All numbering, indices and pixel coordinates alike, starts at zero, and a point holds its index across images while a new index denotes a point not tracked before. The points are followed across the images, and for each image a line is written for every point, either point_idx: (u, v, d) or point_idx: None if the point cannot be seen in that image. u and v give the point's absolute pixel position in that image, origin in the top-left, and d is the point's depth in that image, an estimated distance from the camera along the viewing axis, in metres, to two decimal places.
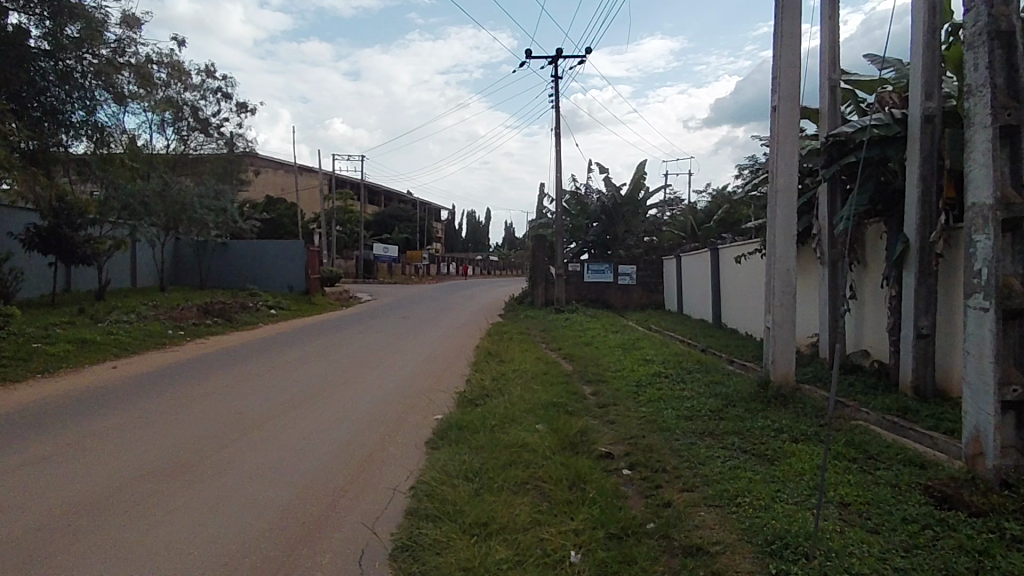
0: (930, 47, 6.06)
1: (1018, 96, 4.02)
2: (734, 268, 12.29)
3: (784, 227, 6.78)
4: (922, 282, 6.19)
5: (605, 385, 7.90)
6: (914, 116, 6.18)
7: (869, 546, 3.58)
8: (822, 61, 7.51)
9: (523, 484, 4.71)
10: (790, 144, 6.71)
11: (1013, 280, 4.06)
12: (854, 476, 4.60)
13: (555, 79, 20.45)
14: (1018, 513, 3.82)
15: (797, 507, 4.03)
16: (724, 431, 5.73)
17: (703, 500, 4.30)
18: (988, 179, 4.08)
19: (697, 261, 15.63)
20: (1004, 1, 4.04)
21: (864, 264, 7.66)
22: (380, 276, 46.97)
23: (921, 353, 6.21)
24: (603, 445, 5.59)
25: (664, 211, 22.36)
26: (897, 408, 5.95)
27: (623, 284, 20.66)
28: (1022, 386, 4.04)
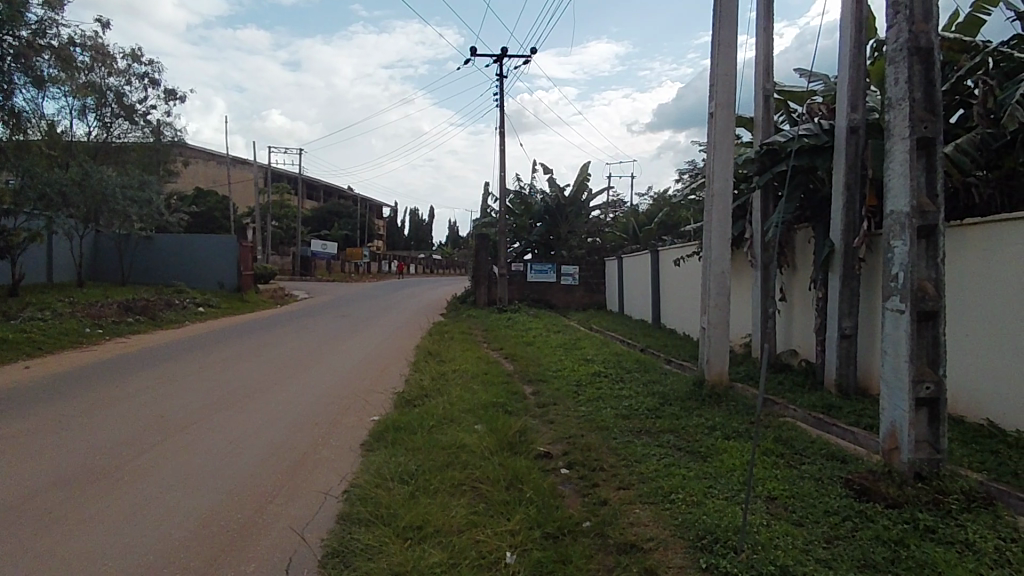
0: (856, 62, 6.36)
1: (934, 109, 4.25)
2: (673, 269, 12.58)
3: (719, 231, 6.98)
4: (846, 285, 6.51)
5: (545, 385, 7.93)
6: (841, 127, 6.47)
7: (793, 538, 3.72)
8: (758, 71, 7.77)
9: (459, 485, 4.65)
10: (726, 149, 6.91)
11: (927, 284, 4.29)
12: (781, 471, 4.78)
13: (500, 78, 20.44)
14: (930, 504, 4.05)
15: (727, 503, 4.14)
16: (658, 429, 5.84)
17: (639, 497, 4.36)
18: (906, 187, 4.29)
19: (637, 262, 15.95)
20: (924, 18, 4.28)
21: (793, 267, 7.99)
22: (319, 274, 45.83)
23: (845, 352, 6.52)
24: (542, 445, 5.59)
25: (607, 213, 22.67)
26: (823, 405, 6.22)
27: (565, 285, 20.96)
28: (934, 384, 4.28)
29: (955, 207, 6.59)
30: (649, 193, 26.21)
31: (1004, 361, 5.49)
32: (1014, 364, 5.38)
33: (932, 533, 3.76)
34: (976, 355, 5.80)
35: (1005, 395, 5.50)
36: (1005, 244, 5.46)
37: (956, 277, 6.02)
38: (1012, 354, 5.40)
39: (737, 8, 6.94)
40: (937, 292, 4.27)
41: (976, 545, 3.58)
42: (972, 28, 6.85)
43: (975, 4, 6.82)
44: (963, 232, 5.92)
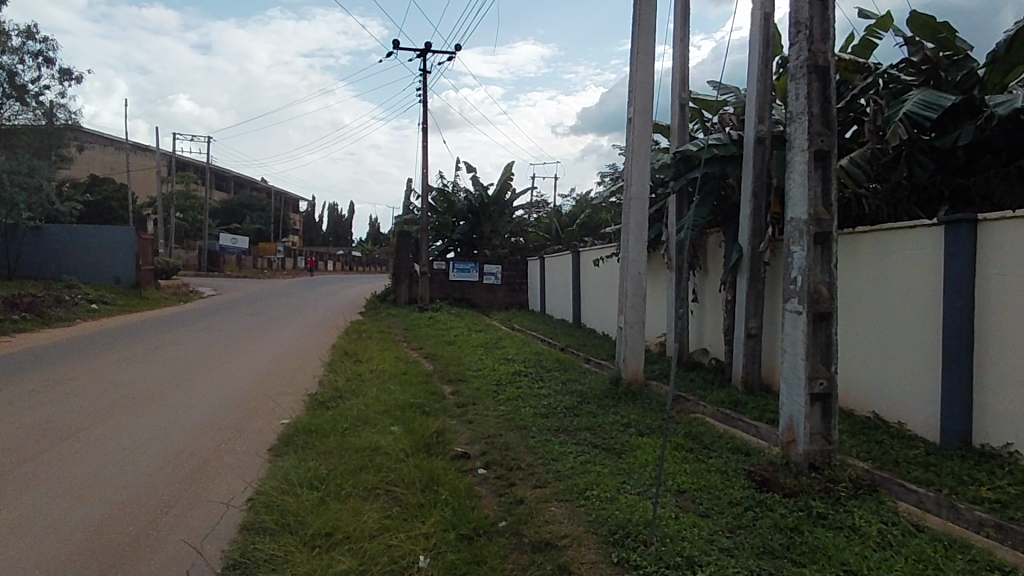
0: (763, 76, 6.72)
1: (829, 125, 4.55)
2: (593, 270, 12.87)
3: (636, 233, 7.18)
4: (753, 287, 6.87)
5: (465, 385, 7.88)
6: (749, 136, 6.81)
7: (699, 529, 3.88)
8: (674, 80, 8.05)
9: (373, 489, 4.53)
10: (643, 154, 7.11)
11: (821, 286, 4.58)
12: (690, 465, 4.98)
13: (426, 74, 20.15)
14: (822, 493, 4.35)
15: (639, 497, 4.27)
16: (576, 427, 5.95)
17: (554, 495, 4.42)
18: (805, 196, 4.57)
19: (559, 263, 16.22)
20: (822, 38, 4.57)
21: (705, 269, 8.35)
22: (229, 270, 43.58)
23: (750, 351, 6.88)
24: (460, 445, 5.56)
25: (531, 213, 22.80)
26: (729, 401, 6.54)
27: (488, 284, 21.05)
28: (827, 380, 4.59)
29: (848, 216, 7.09)
30: (572, 194, 26.59)
31: (888, 359, 5.97)
32: (896, 362, 5.87)
33: (824, 519, 4.03)
34: (865, 353, 6.29)
35: (889, 390, 5.99)
36: (890, 252, 5.95)
37: (849, 280, 6.48)
38: (895, 353, 5.89)
39: (655, 18, 7.17)
40: (830, 295, 4.57)
41: (862, 528, 3.87)
42: (866, 50, 7.40)
43: (868, 28, 7.39)
44: (855, 239, 6.39)
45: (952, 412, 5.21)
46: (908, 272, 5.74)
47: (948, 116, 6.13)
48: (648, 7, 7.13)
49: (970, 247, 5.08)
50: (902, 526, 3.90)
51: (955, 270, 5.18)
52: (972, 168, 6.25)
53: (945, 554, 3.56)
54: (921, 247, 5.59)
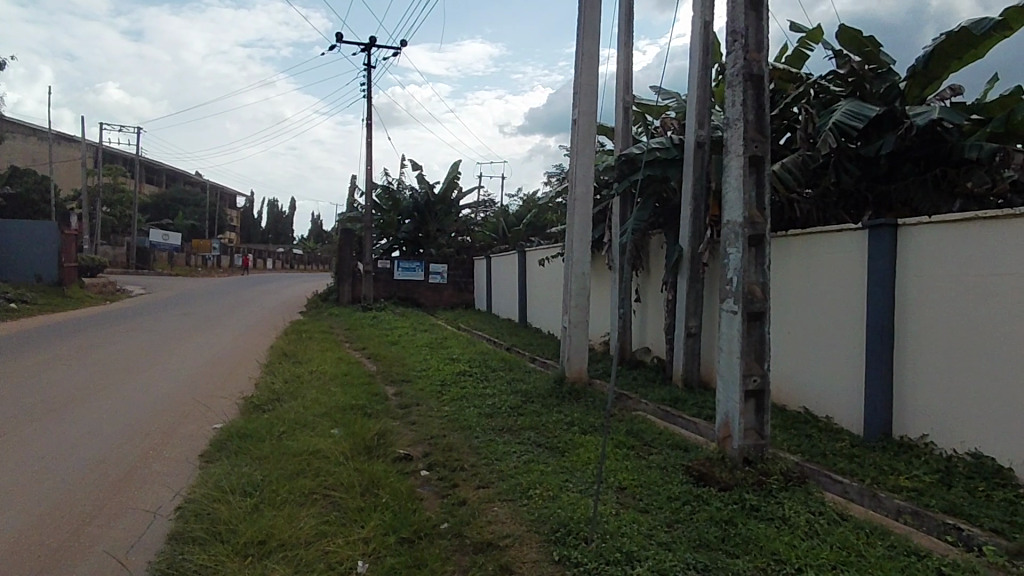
0: (703, 82, 6.92)
1: (763, 131, 4.72)
2: (539, 271, 12.97)
3: (581, 233, 7.27)
4: (693, 287, 7.06)
5: (409, 385, 7.79)
6: (689, 141, 7.00)
7: (639, 525, 3.96)
8: (618, 83, 8.19)
9: (310, 494, 4.41)
10: (588, 155, 7.20)
11: (755, 287, 4.75)
12: (630, 462, 5.08)
13: (371, 69, 19.80)
14: (755, 485, 4.51)
15: (580, 495, 4.32)
16: (520, 426, 5.98)
17: (497, 495, 4.42)
18: (740, 199, 4.73)
19: (505, 263, 16.27)
20: (757, 48, 4.73)
21: (647, 270, 8.54)
22: (161, 268, 41.60)
23: (690, 349, 7.07)
24: (402, 447, 5.49)
25: (478, 212, 22.77)
26: (670, 398, 6.70)
27: (433, 283, 20.92)
28: (760, 377, 4.77)
29: (781, 219, 7.39)
30: (518, 194, 26.72)
31: (818, 356, 6.26)
32: (825, 359, 6.16)
33: (757, 510, 4.19)
34: (797, 352, 6.56)
35: (818, 386, 6.27)
36: (819, 254, 6.23)
37: (783, 281, 6.74)
38: (824, 351, 6.17)
39: (599, 21, 7.27)
40: (763, 295, 4.74)
41: (792, 519, 4.04)
42: (798, 61, 7.73)
43: (800, 40, 7.72)
44: (788, 241, 6.66)
45: (875, 406, 5.50)
46: (835, 273, 6.03)
47: (872, 126, 6.47)
48: (592, 10, 7.22)
49: (891, 250, 5.38)
50: (828, 516, 4.09)
51: (878, 272, 5.47)
52: (893, 176, 6.62)
53: (867, 541, 3.76)
54: (847, 250, 5.87)
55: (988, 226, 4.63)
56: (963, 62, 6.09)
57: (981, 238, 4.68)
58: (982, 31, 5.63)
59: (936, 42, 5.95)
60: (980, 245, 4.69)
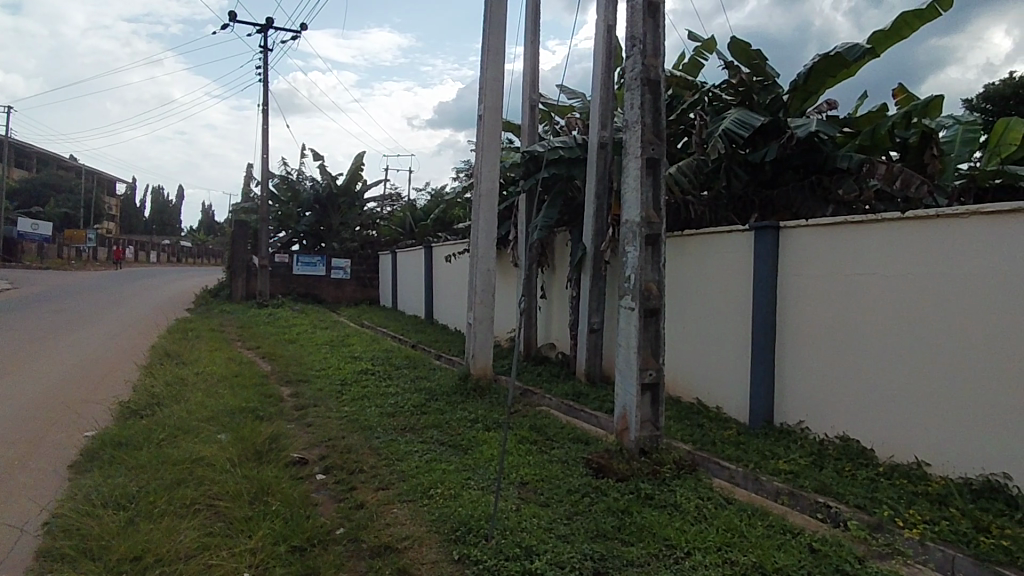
0: (606, 84, 7.10)
1: (659, 134, 4.91)
2: (445, 267, 12.89)
3: (486, 229, 7.26)
4: (595, 284, 7.25)
5: (306, 385, 7.47)
6: (592, 141, 7.16)
7: (539, 519, 4.02)
8: (524, 81, 8.24)
9: (193, 504, 4.11)
10: (493, 151, 7.19)
11: (652, 285, 4.93)
12: (532, 457, 5.14)
13: (268, 51, 18.82)
14: (650, 475, 4.70)
15: (482, 492, 4.32)
16: (422, 425, 5.89)
17: (397, 496, 4.34)
18: (638, 199, 4.89)
19: (412, 258, 16.00)
20: (653, 54, 4.91)
21: (552, 267, 8.69)
22: (25, 260, 37.44)
23: (592, 344, 7.26)
24: (296, 451, 5.26)
25: (384, 206, 22.27)
26: (573, 393, 6.85)
27: (335, 279, 20.30)
28: (655, 371, 4.96)
29: (678, 220, 7.76)
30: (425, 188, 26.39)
31: (709, 350, 6.62)
32: (715, 353, 6.52)
33: (651, 499, 4.36)
34: (691, 347, 6.90)
35: (709, 379, 6.63)
36: (710, 253, 6.59)
37: (678, 279, 7.07)
38: (714, 345, 6.53)
39: (505, 19, 7.28)
40: (659, 292, 4.94)
41: (682, 505, 4.24)
42: (693, 69, 8.13)
43: (696, 49, 8.12)
44: (682, 241, 6.99)
45: (759, 395, 5.90)
46: (725, 271, 6.40)
47: (760, 134, 6.89)
48: (498, 6, 7.20)
49: (773, 251, 5.78)
50: (715, 500, 4.33)
51: (763, 271, 5.86)
52: (777, 181, 7.10)
53: (749, 523, 4.01)
54: (736, 250, 6.25)
55: (855, 231, 5.09)
56: (837, 79, 6.62)
57: (848, 242, 5.14)
58: (854, 57, 6.10)
59: (815, 60, 6.44)
60: (848, 248, 5.15)
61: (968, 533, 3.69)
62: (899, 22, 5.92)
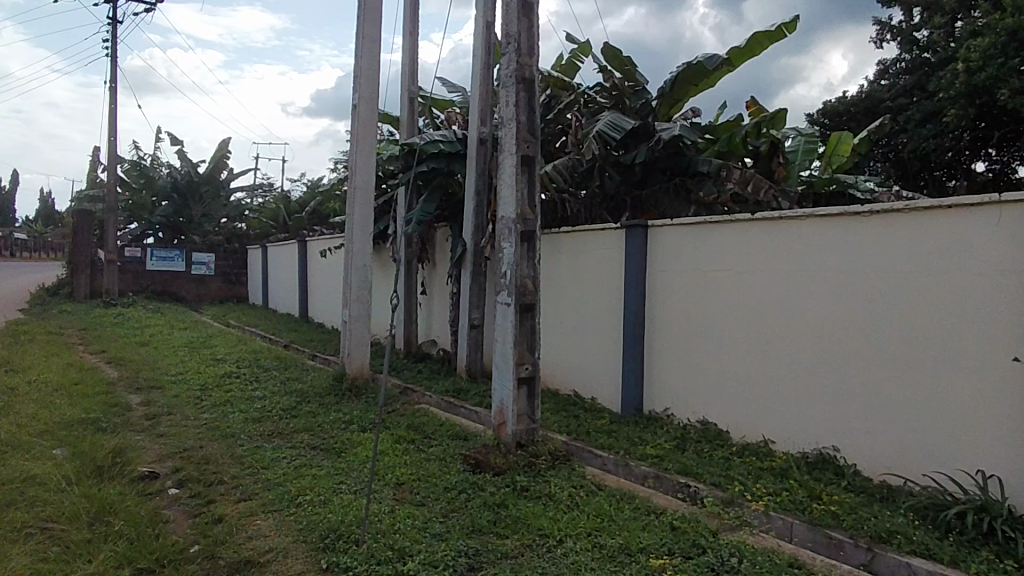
0: (485, 81, 7.13)
1: (533, 133, 5.00)
2: (320, 263, 12.43)
3: (362, 223, 7.03)
4: (475, 280, 7.25)
5: (159, 392, 6.83)
6: (472, 137, 7.15)
7: (413, 519, 3.95)
8: (403, 73, 8.07)
9: (21, 529, 3.62)
10: (369, 143, 6.98)
11: (526, 281, 5.01)
12: (409, 456, 5.05)
13: (118, 22, 17.00)
14: (526, 467, 4.80)
15: (353, 496, 4.19)
16: (291, 429, 5.62)
17: (262, 507, 4.11)
18: (513, 197, 4.95)
19: (284, 253, 15.21)
20: (528, 54, 4.98)
21: (433, 263, 8.61)
22: None
23: (474, 341, 7.28)
24: (146, 464, 4.80)
25: (254, 196, 21.08)
26: (453, 389, 6.84)
27: (196, 275, 18.82)
28: (531, 365, 5.07)
29: (555, 217, 8.06)
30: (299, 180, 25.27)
31: (584, 344, 6.87)
32: (590, 346, 6.78)
33: (526, 491, 4.45)
34: (567, 340, 7.12)
35: (584, 371, 6.88)
36: (584, 249, 6.83)
37: (556, 275, 7.27)
38: (590, 339, 6.78)
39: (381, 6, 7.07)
40: (534, 288, 5.04)
41: (556, 495, 4.36)
42: (570, 70, 8.38)
43: (573, 51, 8.38)
44: (559, 238, 7.18)
45: (630, 385, 6.21)
46: (599, 267, 6.65)
47: (631, 137, 7.23)
48: None
49: (642, 249, 6.09)
50: (586, 488, 4.50)
51: (633, 266, 6.17)
52: (646, 182, 7.48)
53: (617, 507, 4.20)
54: (609, 247, 6.52)
55: (714, 230, 5.49)
56: (698, 88, 7.11)
57: (708, 240, 5.53)
58: (713, 66, 6.60)
59: (681, 68, 6.87)
60: (708, 246, 5.54)
61: (803, 502, 4.10)
62: (751, 40, 6.48)
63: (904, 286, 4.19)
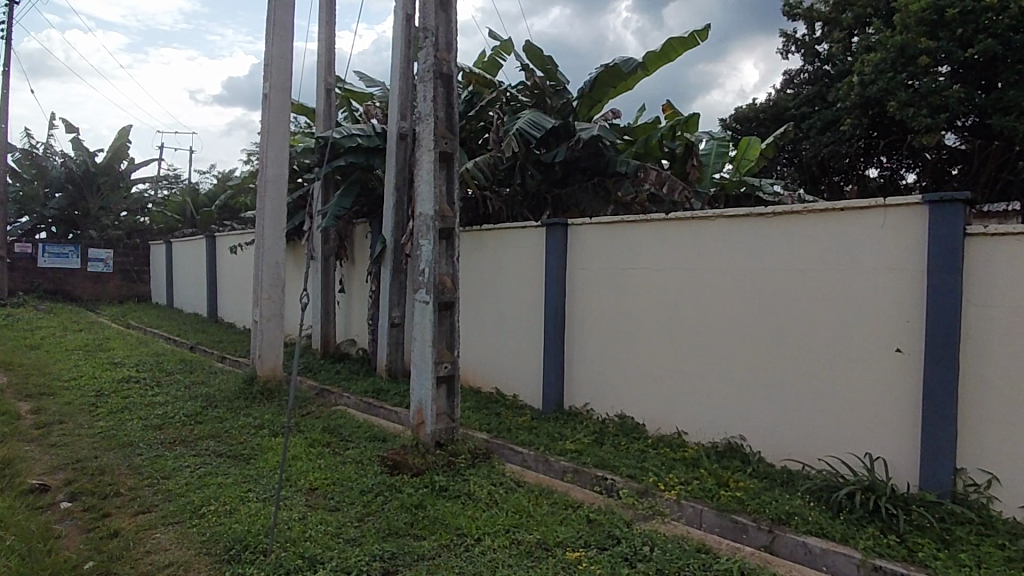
0: (405, 75, 7.00)
1: (452, 130, 4.96)
2: (230, 260, 11.84)
3: (273, 219, 6.73)
4: (396, 277, 7.11)
5: (47, 399, 6.28)
6: (392, 132, 7.01)
7: (326, 525, 3.83)
8: (320, 63, 7.79)
9: None
10: (282, 135, 6.70)
11: (445, 278, 4.96)
12: (323, 460, 4.89)
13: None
14: (445, 467, 4.75)
15: (262, 504, 4.01)
16: (196, 436, 5.31)
17: (162, 519, 3.85)
18: (431, 193, 4.88)
19: (191, 250, 14.40)
20: (446, 49, 4.92)
21: (352, 260, 8.38)
22: None
23: (394, 340, 7.15)
24: (33, 478, 4.41)
25: (157, 189, 19.99)
26: (372, 389, 6.69)
27: (93, 272, 17.58)
28: (450, 364, 5.02)
29: (477, 214, 8.03)
30: (207, 172, 24.01)
31: (507, 341, 6.88)
32: (513, 344, 6.81)
33: (445, 490, 4.41)
34: (490, 338, 7.12)
35: (507, 368, 6.90)
36: (506, 247, 6.85)
37: (479, 272, 7.23)
38: (512, 336, 6.80)
39: None
40: (453, 286, 4.99)
41: (475, 493, 4.35)
42: (492, 67, 8.37)
43: (495, 49, 8.37)
44: (480, 236, 7.17)
45: (551, 381, 6.29)
46: (520, 265, 6.69)
47: (552, 136, 7.32)
48: None
49: (563, 247, 6.17)
50: (506, 485, 4.51)
51: (554, 264, 6.24)
52: (567, 181, 7.59)
53: (535, 502, 4.24)
54: (530, 245, 6.57)
55: (630, 229, 5.63)
56: (617, 90, 7.27)
57: (625, 238, 5.67)
58: (629, 70, 6.77)
59: (599, 70, 7.00)
60: (625, 244, 5.68)
61: (712, 489, 4.28)
62: (666, 46, 6.70)
63: (803, 283, 4.46)
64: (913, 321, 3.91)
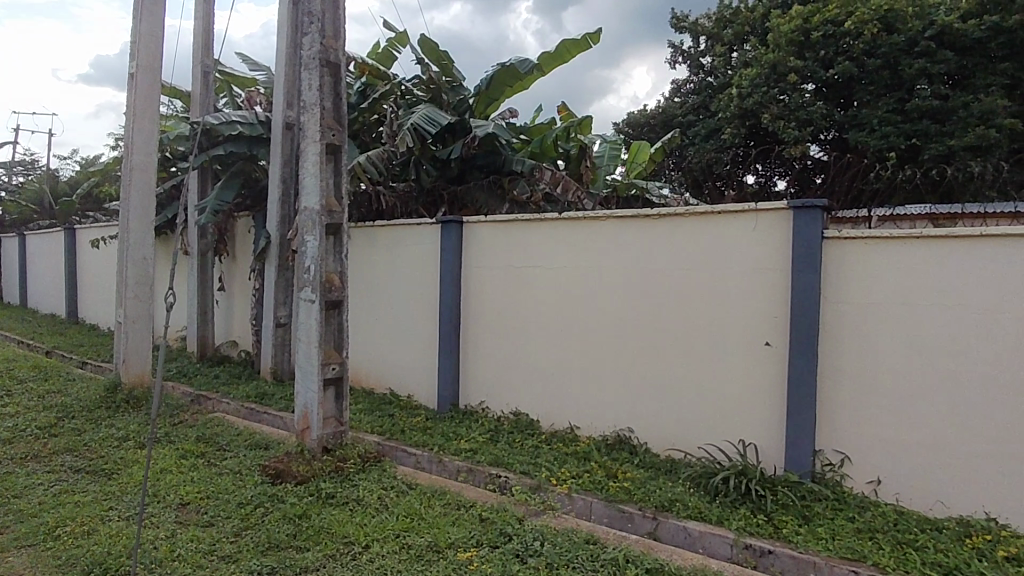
0: (291, 61, 6.63)
1: (340, 121, 4.76)
2: (92, 254, 10.72)
3: (140, 210, 6.14)
4: (282, 274, 6.74)
5: None
6: (277, 121, 6.63)
7: (198, 542, 3.52)
8: (196, 43, 7.21)
9: None
10: (150, 119, 6.12)
11: (333, 276, 4.75)
12: (197, 472, 4.52)
13: None
14: (333, 473, 4.54)
15: (126, 523, 3.63)
16: (50, 450, 4.74)
17: (8, 543, 3.41)
18: (317, 185, 4.64)
19: (47, 243, 12.90)
20: (333, 36, 4.71)
21: (233, 256, 7.84)
22: None
23: (279, 340, 6.80)
24: None
25: (10, 175, 17.79)
26: (256, 393, 6.30)
27: None
28: (338, 364, 4.82)
29: (370, 210, 7.77)
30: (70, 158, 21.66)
31: (400, 341, 6.72)
32: (406, 343, 6.66)
33: (332, 498, 4.21)
34: (383, 338, 6.92)
35: (400, 368, 6.74)
36: (400, 244, 6.68)
37: (372, 269, 7.00)
38: (407, 336, 6.65)
39: None
40: (341, 284, 4.79)
41: (365, 499, 4.19)
42: (387, 60, 8.14)
43: (390, 41, 8.15)
44: (373, 232, 6.95)
45: (446, 381, 6.20)
46: (415, 262, 6.56)
47: (448, 132, 7.24)
48: None
49: (457, 245, 6.11)
50: (397, 489, 4.37)
51: (448, 262, 6.17)
52: (463, 179, 7.53)
53: (427, 504, 4.15)
54: (424, 242, 6.45)
55: (523, 228, 5.68)
56: (512, 89, 7.29)
57: (519, 237, 5.72)
58: (525, 70, 6.82)
59: (496, 68, 6.99)
60: (518, 243, 5.73)
61: (602, 481, 4.40)
62: (560, 48, 6.82)
63: (684, 281, 4.70)
64: (779, 316, 4.24)
